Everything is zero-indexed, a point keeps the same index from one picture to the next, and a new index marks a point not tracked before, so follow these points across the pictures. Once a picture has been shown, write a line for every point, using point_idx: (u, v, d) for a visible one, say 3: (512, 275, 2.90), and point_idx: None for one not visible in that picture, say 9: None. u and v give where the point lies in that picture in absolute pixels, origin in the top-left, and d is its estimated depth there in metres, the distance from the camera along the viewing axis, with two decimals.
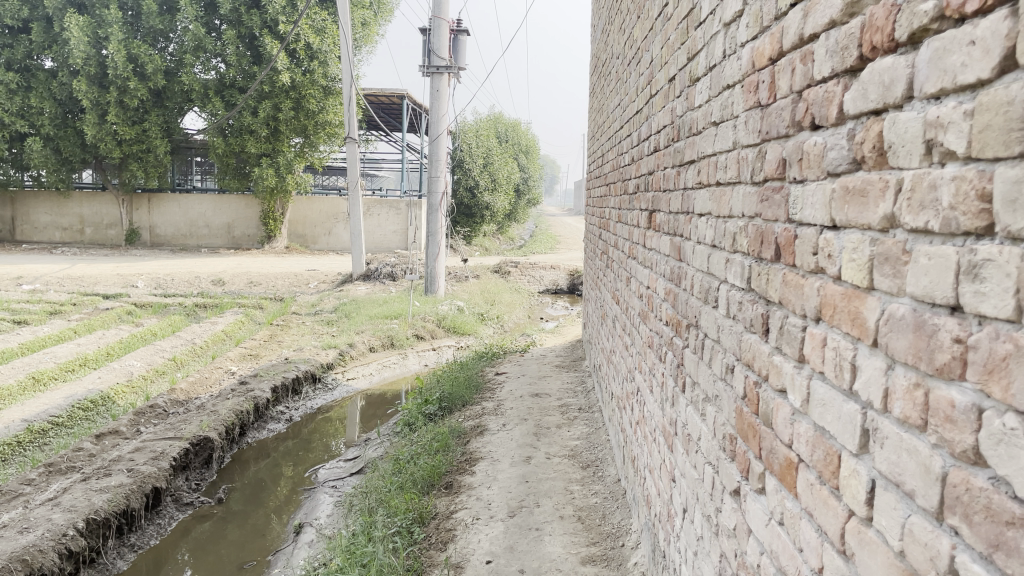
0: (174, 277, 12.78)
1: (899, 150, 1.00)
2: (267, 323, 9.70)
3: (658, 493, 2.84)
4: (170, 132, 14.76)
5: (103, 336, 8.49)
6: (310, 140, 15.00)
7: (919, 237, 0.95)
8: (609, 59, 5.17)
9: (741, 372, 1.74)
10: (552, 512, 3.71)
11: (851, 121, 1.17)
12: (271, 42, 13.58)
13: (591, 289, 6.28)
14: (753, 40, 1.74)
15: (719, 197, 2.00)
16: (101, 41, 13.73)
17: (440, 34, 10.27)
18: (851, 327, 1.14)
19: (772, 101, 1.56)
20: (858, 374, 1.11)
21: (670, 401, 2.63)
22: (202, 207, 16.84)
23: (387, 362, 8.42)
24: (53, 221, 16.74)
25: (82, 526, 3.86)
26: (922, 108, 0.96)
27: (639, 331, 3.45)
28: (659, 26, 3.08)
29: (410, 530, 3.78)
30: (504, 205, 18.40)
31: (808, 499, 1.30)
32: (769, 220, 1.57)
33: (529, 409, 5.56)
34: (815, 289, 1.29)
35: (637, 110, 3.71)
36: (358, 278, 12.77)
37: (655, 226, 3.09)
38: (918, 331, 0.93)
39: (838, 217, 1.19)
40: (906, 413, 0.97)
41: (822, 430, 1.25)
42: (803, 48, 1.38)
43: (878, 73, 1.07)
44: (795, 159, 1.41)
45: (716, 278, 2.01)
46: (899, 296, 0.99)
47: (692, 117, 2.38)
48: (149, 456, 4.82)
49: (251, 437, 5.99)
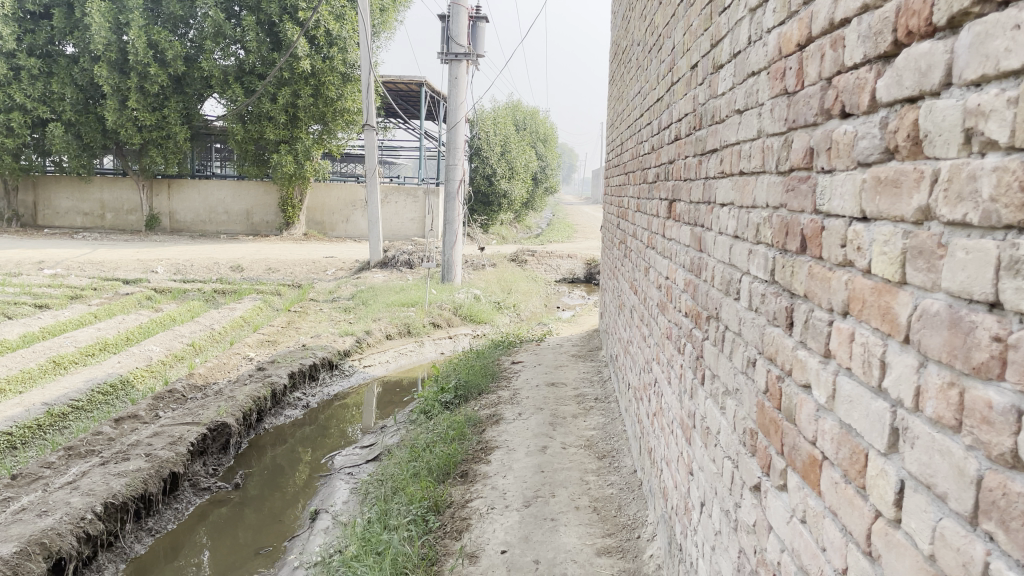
0: (193, 262, 12.86)
1: (935, 139, 0.97)
2: (285, 309, 9.73)
3: (675, 486, 2.81)
4: (190, 119, 14.83)
5: (123, 320, 8.55)
6: (329, 127, 15.01)
7: (955, 230, 0.91)
8: (630, 46, 5.10)
9: (764, 366, 1.70)
10: (567, 503, 3.69)
11: (884, 109, 1.13)
12: (291, 29, 13.59)
13: (609, 279, 6.24)
14: (780, 25, 1.69)
15: (742, 186, 1.95)
16: (122, 27, 13.80)
17: (459, 20, 10.20)
18: (880, 323, 1.10)
19: (799, 89, 1.52)
20: (888, 371, 1.07)
21: (689, 394, 2.59)
22: (222, 193, 16.93)
23: (404, 349, 8.43)
24: (74, 206, 16.89)
25: (100, 510, 3.88)
26: (962, 95, 0.92)
27: (658, 321, 3.40)
28: (681, 13, 3.02)
29: (425, 518, 3.78)
30: (522, 193, 18.38)
31: (832, 498, 1.27)
32: (795, 211, 1.53)
33: (545, 398, 5.55)
34: (843, 283, 1.25)
35: (658, 98, 3.65)
36: (375, 265, 12.79)
37: (676, 216, 3.04)
38: (954, 328, 0.90)
39: (868, 209, 1.16)
40: (939, 413, 0.93)
41: (848, 427, 1.22)
42: (834, 34, 1.34)
43: (913, 60, 1.03)
44: (823, 148, 1.37)
45: (738, 270, 1.97)
46: (933, 291, 0.96)
47: (715, 104, 2.33)
48: (167, 441, 4.84)
49: (268, 423, 6.02)
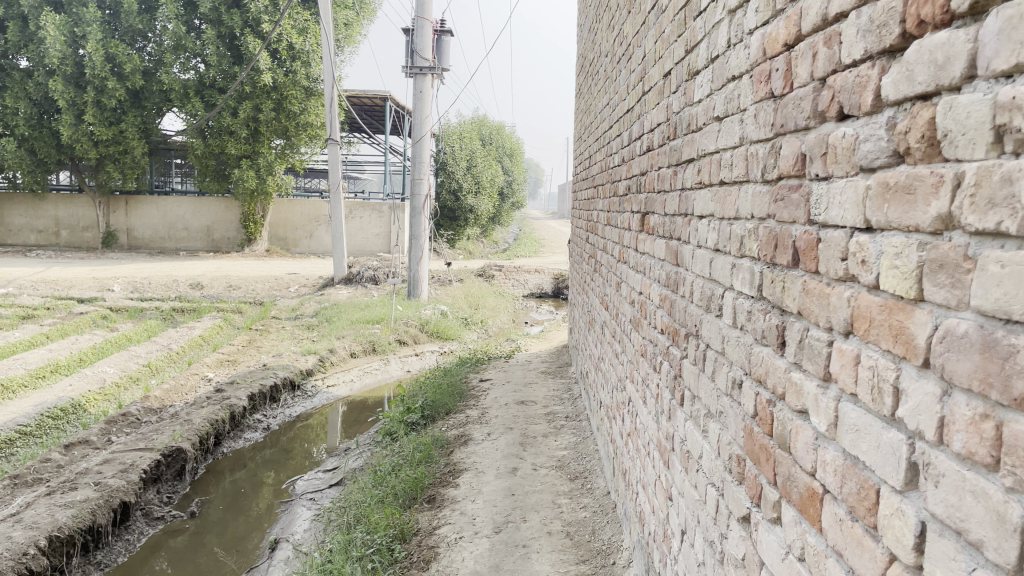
0: (151, 280, 12.51)
1: (958, 138, 0.86)
2: (246, 327, 9.48)
3: (653, 511, 2.69)
4: (148, 133, 14.50)
5: (76, 341, 8.24)
6: (292, 142, 14.79)
7: (986, 241, 0.81)
8: (597, 58, 5.04)
9: (751, 388, 1.59)
10: (539, 528, 3.55)
11: (891, 109, 1.03)
12: (253, 42, 13.38)
13: (578, 293, 6.13)
14: (763, 25, 1.59)
15: (723, 197, 1.85)
16: (78, 40, 13.45)
17: (423, 34, 10.07)
18: (893, 344, 0.99)
19: (788, 91, 1.42)
20: (902, 399, 0.96)
21: (666, 415, 2.48)
22: (181, 209, 16.58)
23: (369, 367, 8.25)
24: (27, 223, 16.41)
25: (45, 544, 3.65)
26: (990, 88, 0.81)
27: (631, 338, 3.29)
28: (652, 20, 2.94)
29: (390, 548, 3.62)
30: (488, 208, 18.25)
31: (836, 537, 1.16)
32: (785, 221, 1.42)
33: (514, 417, 5.41)
34: (844, 299, 1.14)
35: (628, 109, 3.56)
36: (340, 282, 12.58)
37: (648, 229, 2.95)
38: (988, 352, 0.79)
39: (874, 218, 1.05)
40: (970, 449, 0.82)
41: (853, 459, 1.10)
42: (827, 30, 1.24)
43: (927, 51, 0.92)
44: (817, 153, 1.27)
45: (720, 285, 1.87)
46: (958, 310, 0.85)
47: (691, 112, 2.23)
48: (118, 468, 4.61)
49: (227, 446, 5.78)
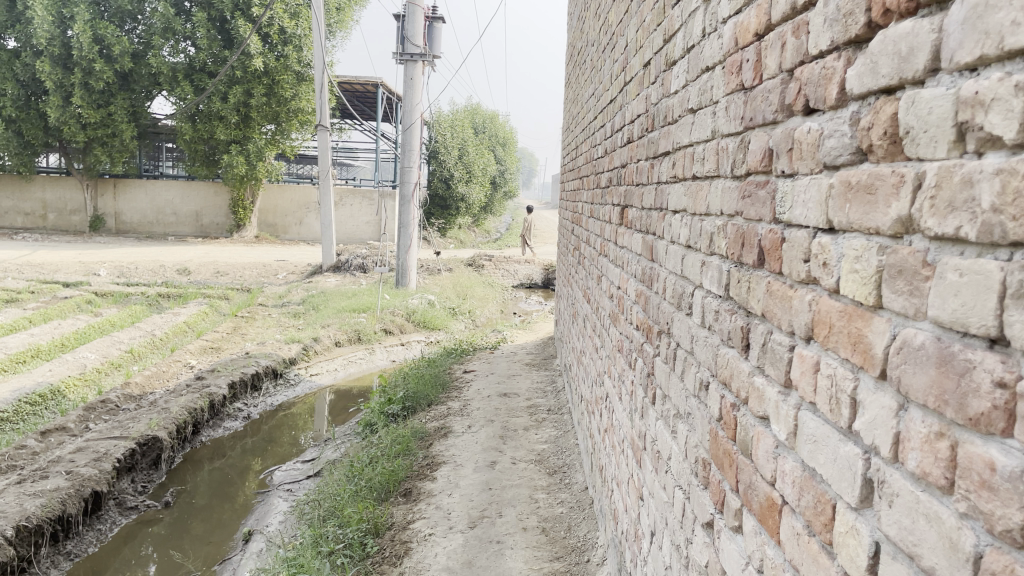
0: (138, 265, 12.38)
1: (919, 137, 0.80)
2: (231, 315, 9.39)
3: (625, 509, 2.64)
4: (136, 117, 14.33)
5: (59, 326, 8.13)
6: (282, 127, 14.64)
7: (944, 246, 0.75)
8: (585, 46, 4.91)
9: (717, 390, 1.54)
10: (514, 524, 3.50)
11: (855, 103, 0.97)
12: (243, 25, 13.24)
13: (563, 285, 6.08)
14: (735, 13, 1.53)
15: (694, 191, 1.80)
16: (66, 21, 13.26)
17: (415, 20, 9.92)
18: (851, 352, 0.94)
19: (757, 83, 1.36)
20: (860, 412, 0.91)
21: (640, 413, 2.43)
22: (170, 194, 16.44)
23: (353, 357, 8.18)
24: (13, 205, 16.18)
25: (11, 534, 3.58)
26: (953, 82, 0.76)
27: (609, 333, 3.23)
28: (635, 8, 2.85)
29: (362, 542, 3.56)
30: (479, 197, 18.14)
31: (793, 551, 1.11)
32: (752, 219, 1.36)
33: (496, 409, 5.36)
34: (805, 303, 1.09)
35: (611, 100, 3.48)
36: (328, 269, 12.47)
37: (628, 222, 2.88)
38: (944, 366, 0.74)
39: (835, 219, 0.99)
40: (925, 469, 0.77)
41: (812, 471, 1.05)
42: (795, 19, 1.18)
43: (892, 41, 0.86)
44: (783, 149, 1.21)
45: (690, 282, 1.81)
46: (916, 320, 0.79)
47: (668, 104, 2.17)
48: (91, 457, 4.54)
49: (206, 435, 5.72)
